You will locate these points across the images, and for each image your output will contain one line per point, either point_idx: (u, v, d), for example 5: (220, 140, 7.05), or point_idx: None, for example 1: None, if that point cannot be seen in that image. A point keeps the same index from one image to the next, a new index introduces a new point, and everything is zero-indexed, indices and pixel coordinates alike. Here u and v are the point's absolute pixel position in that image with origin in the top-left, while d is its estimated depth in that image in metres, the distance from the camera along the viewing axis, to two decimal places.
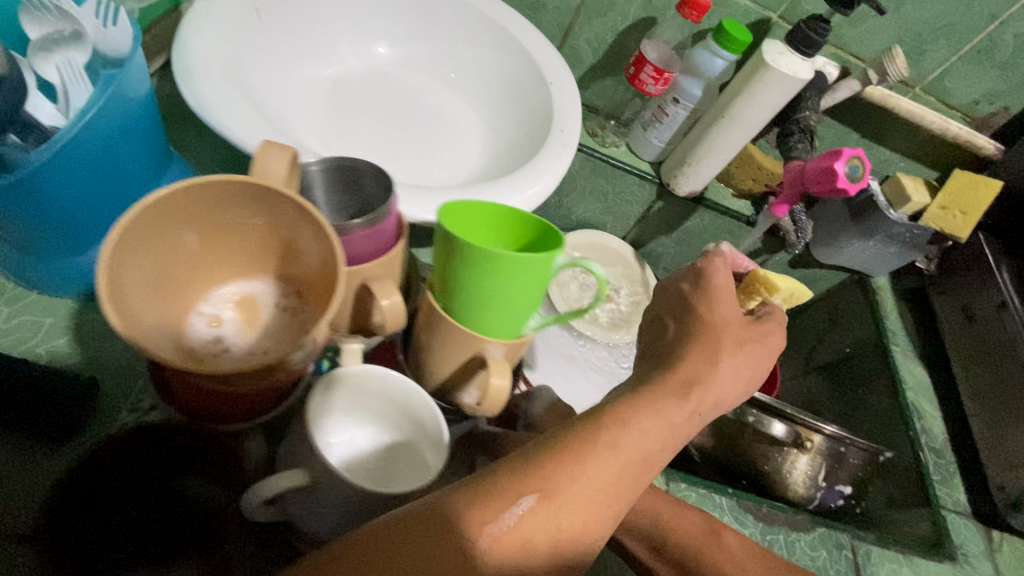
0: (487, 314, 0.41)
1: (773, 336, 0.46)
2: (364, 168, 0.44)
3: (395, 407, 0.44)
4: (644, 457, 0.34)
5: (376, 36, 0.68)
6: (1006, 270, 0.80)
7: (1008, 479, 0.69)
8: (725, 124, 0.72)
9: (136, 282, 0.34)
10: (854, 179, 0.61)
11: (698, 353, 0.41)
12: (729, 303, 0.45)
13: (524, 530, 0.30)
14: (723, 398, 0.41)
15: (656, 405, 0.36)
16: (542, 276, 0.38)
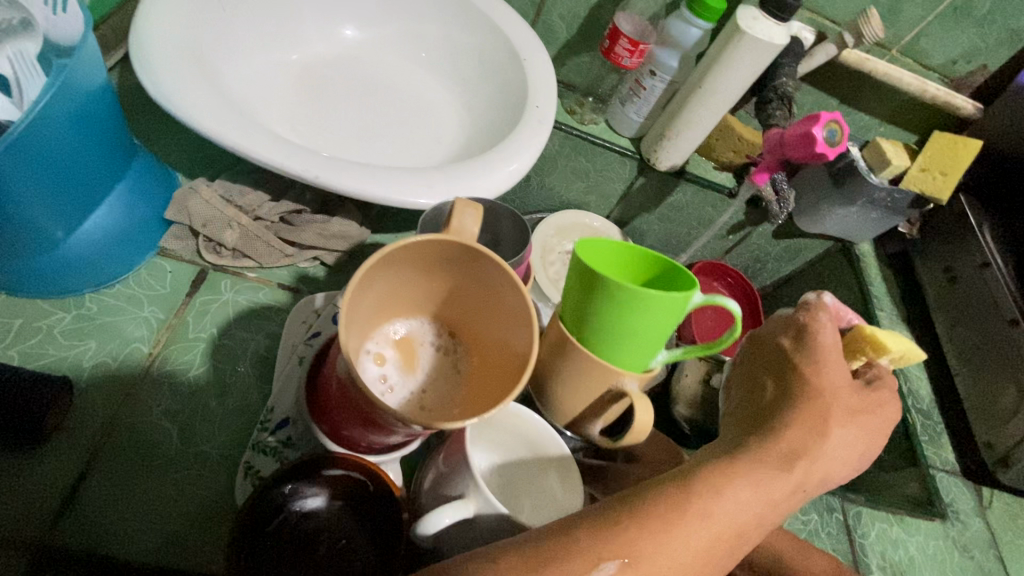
0: (622, 348, 0.41)
1: (887, 407, 0.42)
2: (502, 213, 0.54)
3: (521, 439, 0.48)
4: (734, 535, 0.32)
5: (344, 19, 0.67)
6: (989, 232, 0.80)
7: (996, 436, 0.70)
8: (702, 95, 0.72)
9: (353, 319, 0.37)
10: (832, 143, 0.61)
11: (805, 422, 0.38)
12: (837, 366, 0.41)
13: None
14: (831, 474, 0.38)
15: (760, 477, 0.34)
16: (682, 310, 0.39)
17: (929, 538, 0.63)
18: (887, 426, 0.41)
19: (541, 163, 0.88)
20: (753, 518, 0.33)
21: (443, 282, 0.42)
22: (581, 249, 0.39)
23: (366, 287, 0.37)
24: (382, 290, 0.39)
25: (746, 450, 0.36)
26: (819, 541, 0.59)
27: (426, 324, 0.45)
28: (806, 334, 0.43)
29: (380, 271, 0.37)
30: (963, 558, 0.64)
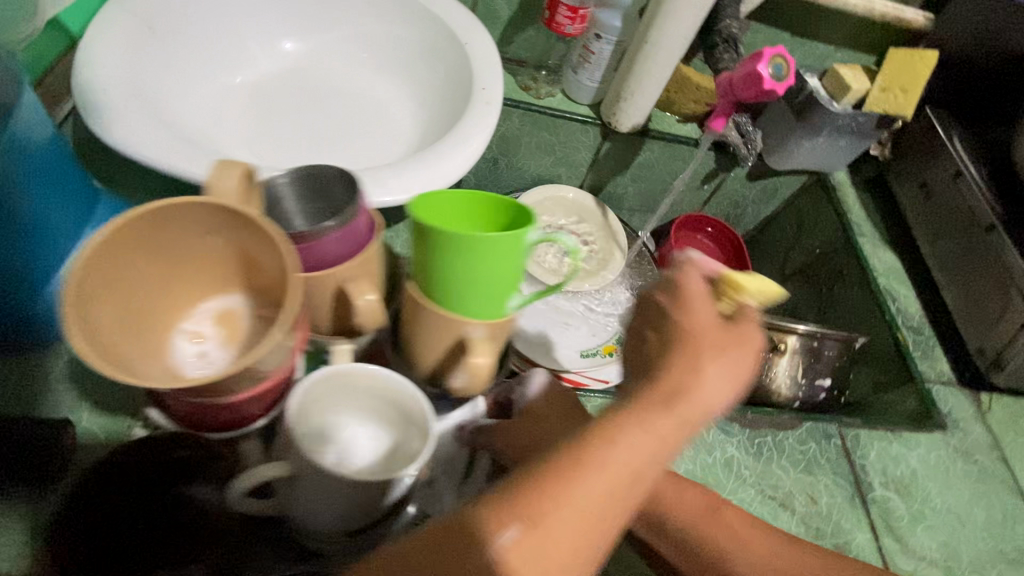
0: (467, 299, 0.39)
1: (749, 337, 0.35)
2: (328, 171, 0.42)
3: (378, 398, 0.41)
4: (624, 491, 0.28)
5: (282, 33, 0.67)
6: (959, 139, 0.80)
7: (986, 340, 0.71)
8: (648, 51, 0.72)
9: (111, 312, 0.35)
10: (780, 78, 0.61)
11: (680, 357, 0.32)
12: (704, 306, 0.34)
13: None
14: (715, 410, 0.32)
15: (647, 421, 0.29)
16: (516, 256, 0.36)
17: (929, 449, 0.65)
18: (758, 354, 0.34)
19: (506, 143, 0.88)
20: (640, 473, 0.28)
21: (213, 245, 0.38)
22: (421, 203, 0.38)
23: (118, 272, 0.35)
24: (146, 272, 0.37)
25: (623, 403, 0.30)
26: (819, 467, 0.60)
27: (225, 292, 0.41)
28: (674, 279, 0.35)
29: (110, 266, 0.34)
30: (966, 463, 0.65)
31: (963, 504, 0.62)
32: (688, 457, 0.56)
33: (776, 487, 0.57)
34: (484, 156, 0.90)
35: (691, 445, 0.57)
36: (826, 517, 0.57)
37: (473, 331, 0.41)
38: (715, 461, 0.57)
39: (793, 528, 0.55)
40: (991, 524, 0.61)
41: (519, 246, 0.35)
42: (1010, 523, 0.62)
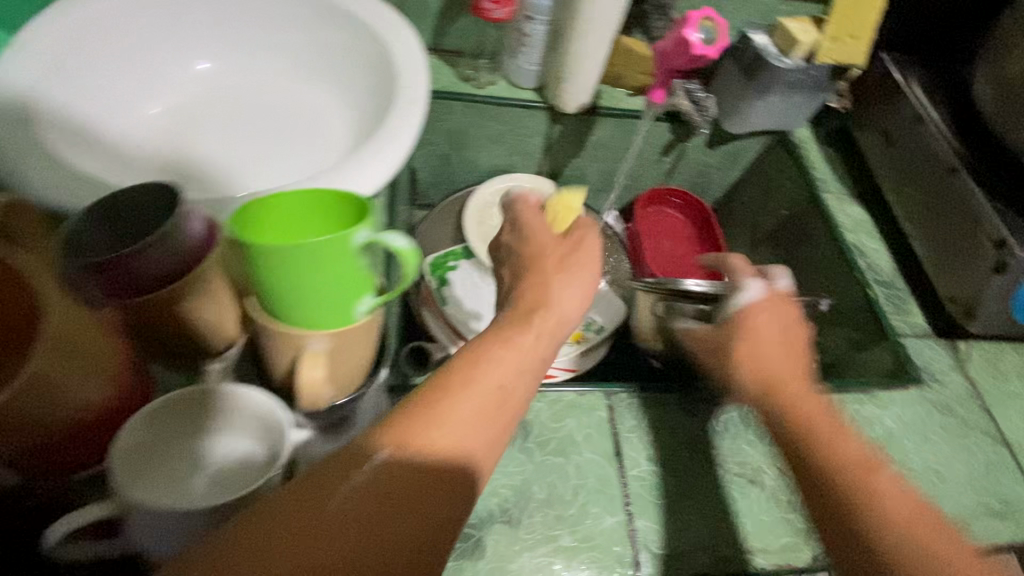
0: (292, 304, 0.37)
1: (589, 242, 0.47)
2: (143, 191, 0.38)
3: (235, 415, 0.39)
4: (497, 398, 0.37)
5: (197, 50, 0.64)
6: (917, 85, 0.78)
7: (957, 289, 0.69)
8: (581, 27, 0.70)
9: None
10: (710, 41, 0.58)
11: (532, 283, 0.44)
12: (543, 231, 0.48)
13: (386, 476, 0.32)
14: (569, 318, 0.43)
15: (506, 338, 0.39)
16: (347, 256, 0.35)
17: (904, 406, 0.63)
18: (595, 257, 0.47)
19: (454, 138, 0.86)
20: (512, 371, 0.38)
21: None
22: (256, 206, 0.37)
23: None
24: None
25: (492, 328, 0.41)
26: None
27: None
28: (517, 228, 0.48)
29: None
30: (944, 416, 0.64)
31: (942, 460, 0.60)
32: (649, 443, 0.55)
33: (743, 463, 0.56)
34: (434, 152, 0.88)
35: (652, 430, 0.56)
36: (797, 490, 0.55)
37: (313, 338, 0.39)
38: (679, 443, 0.56)
39: (762, 504, 0.54)
40: (973, 477, 0.60)
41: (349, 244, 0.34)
42: (993, 475, 0.60)
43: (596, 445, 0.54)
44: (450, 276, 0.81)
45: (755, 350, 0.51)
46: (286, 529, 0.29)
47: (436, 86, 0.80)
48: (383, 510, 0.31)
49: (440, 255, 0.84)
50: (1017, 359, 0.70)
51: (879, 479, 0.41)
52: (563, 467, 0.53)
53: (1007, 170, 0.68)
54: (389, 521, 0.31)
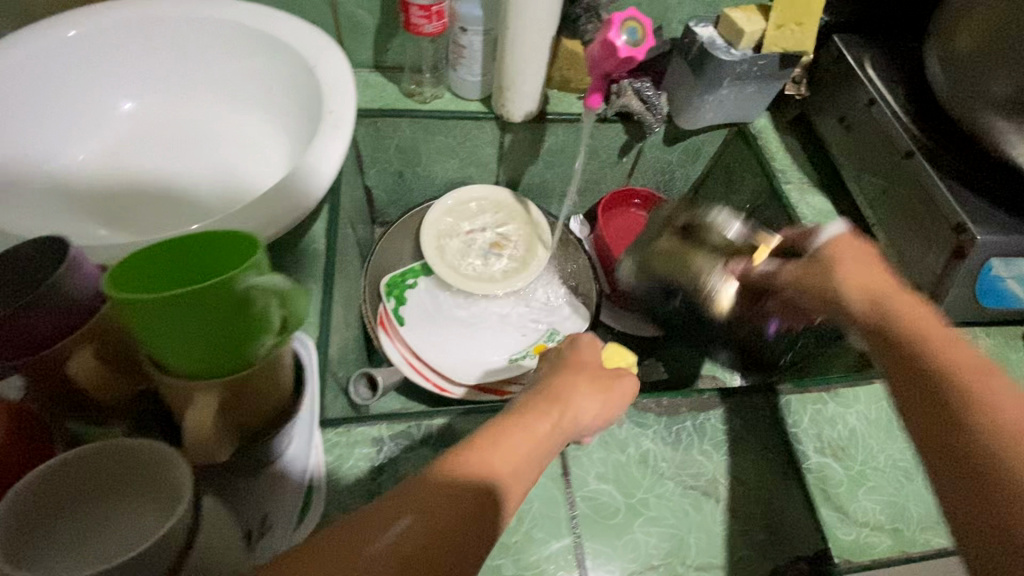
0: (191, 352, 0.35)
1: (626, 376, 0.50)
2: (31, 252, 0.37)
3: (129, 473, 0.36)
4: (515, 476, 0.36)
5: (121, 90, 0.62)
6: (870, 67, 0.75)
7: (919, 277, 0.66)
8: (514, 36, 0.68)
9: None
10: (636, 43, 0.56)
11: (560, 380, 0.45)
12: (592, 351, 0.51)
13: (400, 550, 0.30)
14: (584, 422, 0.44)
15: (528, 422, 0.40)
16: (239, 300, 0.33)
17: (869, 402, 0.61)
18: (630, 389, 0.49)
19: (405, 154, 0.84)
20: (527, 458, 0.37)
21: None
22: (139, 256, 0.34)
23: None
24: None
25: (514, 414, 0.41)
26: (745, 445, 0.56)
27: None
28: (566, 345, 0.52)
29: None
30: None
31: (909, 458, 0.58)
32: (598, 460, 0.54)
33: (697, 475, 0.54)
34: (387, 171, 0.86)
35: (602, 446, 0.55)
36: (752, 499, 0.54)
37: (216, 385, 0.36)
38: (629, 458, 0.54)
39: (717, 517, 0.52)
40: None
41: (232, 290, 0.33)
42: None
43: (543, 467, 0.53)
44: (409, 295, 0.81)
45: (828, 276, 0.49)
46: None
47: (380, 105, 0.79)
48: None
49: (398, 274, 0.83)
50: (988, 345, 0.68)
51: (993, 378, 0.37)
52: None
53: (963, 151, 0.66)
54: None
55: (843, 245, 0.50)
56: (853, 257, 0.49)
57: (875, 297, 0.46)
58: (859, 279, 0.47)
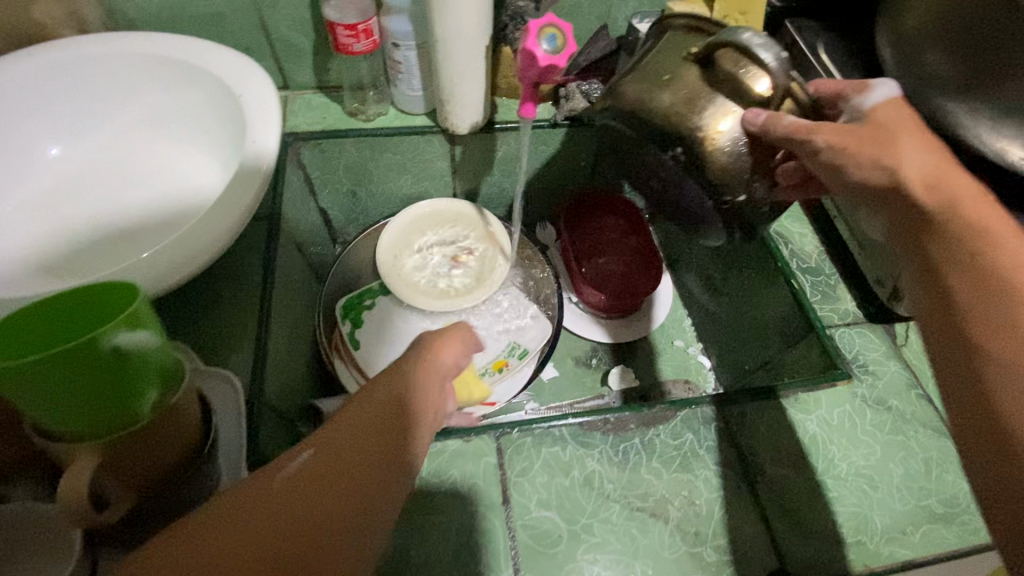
0: (75, 414, 0.33)
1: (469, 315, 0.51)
2: None
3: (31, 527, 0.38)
4: (411, 409, 0.40)
5: (46, 135, 0.61)
6: (824, 52, 0.72)
7: (882, 271, 0.65)
8: (445, 48, 0.67)
9: None
10: (557, 49, 0.54)
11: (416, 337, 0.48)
12: None
13: (312, 470, 0.35)
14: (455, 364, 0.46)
15: (396, 368, 0.42)
16: (116, 356, 0.32)
17: (833, 406, 0.58)
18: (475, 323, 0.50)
19: (354, 173, 0.83)
20: (406, 390, 0.40)
21: None
22: (13, 315, 0.33)
23: None
24: None
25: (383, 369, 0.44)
26: (698, 461, 0.54)
27: None
28: None
29: None
30: (877, 413, 0.58)
31: (874, 464, 0.55)
32: (541, 485, 0.52)
33: (645, 495, 0.52)
34: (339, 191, 0.85)
35: (545, 470, 0.53)
36: (706, 518, 0.51)
37: (112, 441, 0.35)
38: (573, 481, 0.52)
39: (666, 540, 0.50)
40: (911, 478, 0.55)
41: (98, 351, 0.31)
42: (934, 472, 0.55)
43: (482, 497, 0.51)
44: (365, 316, 0.79)
45: (891, 138, 0.46)
46: (240, 519, 0.33)
47: (324, 126, 0.78)
48: (312, 499, 0.34)
49: (354, 295, 0.81)
50: None
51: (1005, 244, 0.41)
52: (445, 525, 0.50)
53: None
54: (305, 516, 0.33)
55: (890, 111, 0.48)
56: (911, 134, 0.47)
57: (929, 182, 0.45)
58: (922, 165, 0.45)
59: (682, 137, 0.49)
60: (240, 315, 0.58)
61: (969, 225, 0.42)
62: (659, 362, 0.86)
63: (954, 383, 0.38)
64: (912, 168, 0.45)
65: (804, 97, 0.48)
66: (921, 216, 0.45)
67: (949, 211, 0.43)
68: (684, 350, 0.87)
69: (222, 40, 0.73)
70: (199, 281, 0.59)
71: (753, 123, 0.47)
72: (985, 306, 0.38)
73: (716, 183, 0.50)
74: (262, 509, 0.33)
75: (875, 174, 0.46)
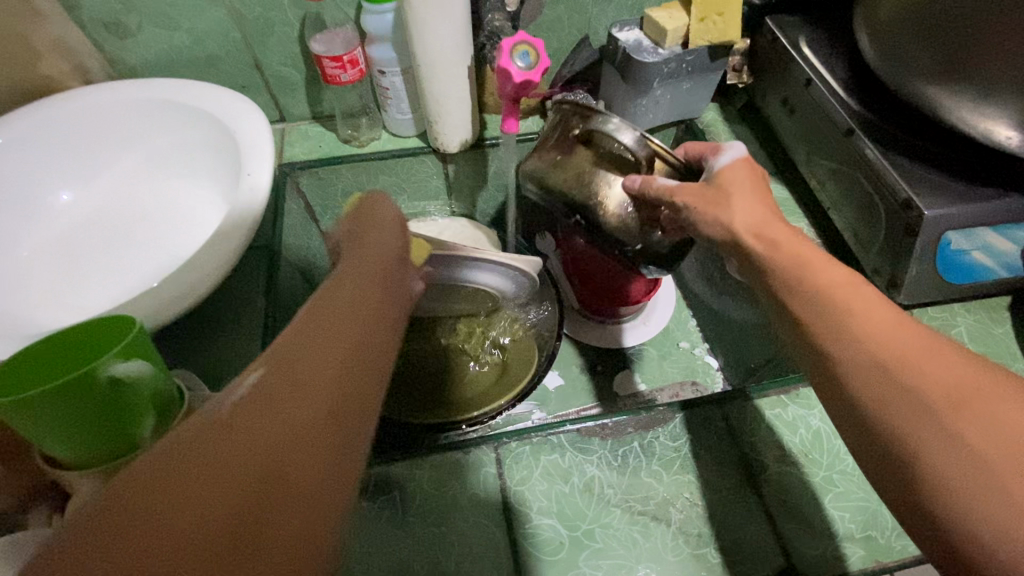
0: (81, 442, 0.35)
1: (385, 214, 0.48)
2: None
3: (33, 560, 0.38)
4: (372, 308, 0.36)
5: (57, 183, 0.65)
6: (806, 46, 0.72)
7: (878, 260, 0.62)
8: (427, 71, 0.69)
9: None
10: (531, 66, 0.56)
11: (352, 250, 0.44)
12: (382, 209, 0.48)
13: (290, 378, 0.29)
14: (394, 267, 0.42)
15: (345, 277, 0.38)
16: (113, 385, 0.34)
17: None
18: (395, 228, 0.47)
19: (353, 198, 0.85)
20: (364, 294, 0.37)
21: None
22: (22, 354, 0.35)
23: None
24: None
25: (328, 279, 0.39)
26: (698, 462, 0.54)
27: None
28: (360, 211, 0.49)
29: None
30: None
31: None
32: (541, 492, 0.52)
33: (646, 499, 0.52)
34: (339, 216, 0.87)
35: (544, 477, 0.53)
36: (709, 520, 0.51)
37: (116, 467, 0.37)
38: (573, 488, 0.53)
39: (668, 541, 0.50)
40: None
41: (97, 380, 0.33)
42: None
43: (483, 505, 0.52)
44: None
45: (723, 199, 0.49)
46: (222, 453, 0.25)
47: (319, 154, 0.80)
48: (300, 406, 0.28)
49: None
50: (968, 322, 0.63)
51: (849, 291, 0.41)
52: (447, 536, 0.50)
53: (906, 124, 0.63)
54: (303, 420, 0.28)
55: (730, 174, 0.50)
56: (746, 195, 0.49)
57: (759, 230, 0.46)
58: (751, 218, 0.47)
59: (581, 204, 0.56)
60: (243, 342, 0.60)
61: (794, 262, 0.44)
62: (665, 366, 0.84)
63: (873, 463, 0.37)
64: (744, 222, 0.47)
65: (674, 161, 0.55)
66: (756, 267, 0.46)
67: (774, 258, 0.45)
68: (691, 352, 0.85)
69: (218, 79, 0.77)
70: (205, 310, 0.62)
71: (630, 190, 0.53)
72: (854, 349, 0.38)
73: (609, 237, 0.56)
74: (235, 436, 0.26)
75: (718, 232, 0.48)
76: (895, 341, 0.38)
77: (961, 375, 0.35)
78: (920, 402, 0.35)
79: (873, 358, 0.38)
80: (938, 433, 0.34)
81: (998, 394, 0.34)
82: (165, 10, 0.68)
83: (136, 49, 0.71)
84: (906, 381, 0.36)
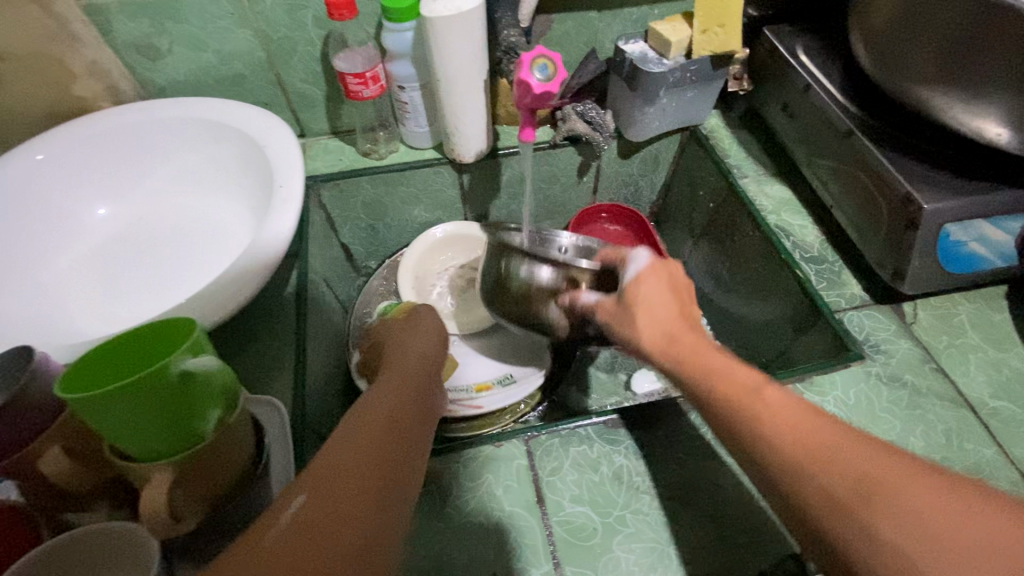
0: (149, 435, 0.37)
1: (426, 319, 0.60)
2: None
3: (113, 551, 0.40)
4: (403, 421, 0.42)
5: (94, 198, 0.68)
6: (804, 55, 0.76)
7: (881, 254, 0.65)
8: (445, 86, 0.72)
9: None
10: (549, 78, 0.60)
11: (389, 363, 0.52)
12: (428, 314, 0.61)
13: (342, 484, 0.35)
14: (427, 378, 0.50)
15: (383, 389, 0.45)
16: (182, 381, 0.36)
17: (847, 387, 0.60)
18: (438, 335, 0.58)
19: (372, 209, 0.88)
20: (398, 409, 0.43)
21: None
22: (89, 356, 0.37)
23: None
24: None
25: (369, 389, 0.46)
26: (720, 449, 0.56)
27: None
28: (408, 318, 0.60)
29: None
30: (892, 389, 0.59)
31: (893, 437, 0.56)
32: (572, 482, 0.54)
33: (672, 485, 0.54)
34: (359, 226, 0.90)
35: (574, 468, 0.55)
36: (732, 504, 0.53)
37: (180, 460, 0.39)
38: (603, 477, 0.55)
39: (695, 523, 0.52)
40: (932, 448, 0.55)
41: (169, 375, 0.36)
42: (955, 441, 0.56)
43: (517, 495, 0.54)
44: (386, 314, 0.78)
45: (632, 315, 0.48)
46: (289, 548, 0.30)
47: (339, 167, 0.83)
48: (348, 512, 0.33)
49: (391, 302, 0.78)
50: (969, 309, 0.66)
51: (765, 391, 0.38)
52: (485, 526, 0.52)
53: (902, 125, 0.67)
54: (352, 523, 0.33)
55: (648, 280, 0.49)
56: (662, 303, 0.48)
57: (664, 340, 0.45)
58: (658, 323, 0.46)
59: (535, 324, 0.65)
60: (277, 347, 0.62)
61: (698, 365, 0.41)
62: None
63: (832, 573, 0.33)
64: (648, 334, 0.46)
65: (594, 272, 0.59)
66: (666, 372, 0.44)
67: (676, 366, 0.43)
68: None
69: (242, 97, 0.80)
70: (239, 318, 0.64)
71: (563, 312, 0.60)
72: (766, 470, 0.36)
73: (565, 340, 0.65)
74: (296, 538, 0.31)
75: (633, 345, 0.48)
76: (813, 435, 0.35)
77: (883, 472, 0.32)
78: (836, 502, 0.32)
79: (778, 460, 0.35)
80: (867, 543, 0.30)
81: (919, 490, 0.31)
82: (193, 33, 0.72)
83: (166, 70, 0.75)
84: (817, 483, 0.33)
